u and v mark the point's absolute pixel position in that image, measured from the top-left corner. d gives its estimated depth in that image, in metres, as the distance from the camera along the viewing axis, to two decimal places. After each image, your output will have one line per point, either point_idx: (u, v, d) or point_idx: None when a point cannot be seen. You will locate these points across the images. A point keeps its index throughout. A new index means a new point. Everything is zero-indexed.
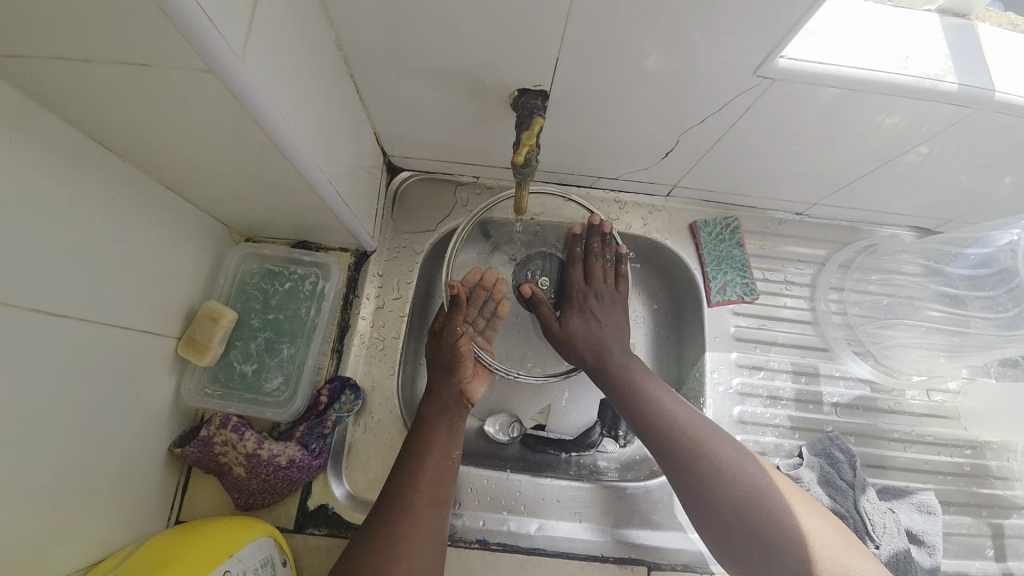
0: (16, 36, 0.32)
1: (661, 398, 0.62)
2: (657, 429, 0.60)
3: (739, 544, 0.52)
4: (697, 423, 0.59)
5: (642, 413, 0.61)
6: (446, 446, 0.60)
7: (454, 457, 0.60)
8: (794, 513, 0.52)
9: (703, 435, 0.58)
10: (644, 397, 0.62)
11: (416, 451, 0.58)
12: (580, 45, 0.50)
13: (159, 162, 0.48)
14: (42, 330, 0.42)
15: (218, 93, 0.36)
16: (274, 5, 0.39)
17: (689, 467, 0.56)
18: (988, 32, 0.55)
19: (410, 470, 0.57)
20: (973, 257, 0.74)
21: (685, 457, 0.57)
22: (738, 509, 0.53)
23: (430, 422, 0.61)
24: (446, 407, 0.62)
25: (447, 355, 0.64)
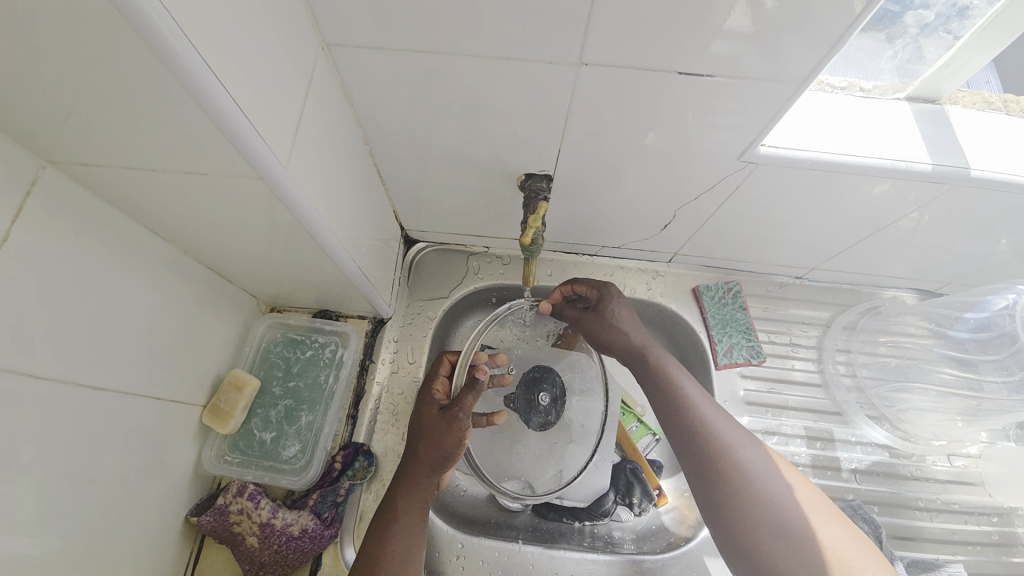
0: (101, 154, 0.38)
1: (695, 397, 0.60)
2: (690, 434, 0.57)
3: (745, 532, 0.52)
4: (728, 424, 0.58)
5: (673, 413, 0.59)
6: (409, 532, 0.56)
7: (417, 550, 0.56)
8: (811, 525, 0.51)
9: (733, 435, 0.57)
10: (668, 392, 0.60)
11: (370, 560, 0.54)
12: (579, 135, 0.56)
13: (201, 245, 0.53)
14: (84, 401, 0.46)
15: (262, 193, 0.42)
16: (314, 117, 0.46)
17: (712, 470, 0.55)
18: (957, 115, 0.60)
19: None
20: (973, 321, 0.76)
21: (710, 456, 0.56)
22: (744, 502, 0.53)
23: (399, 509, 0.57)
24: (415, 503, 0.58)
25: (447, 445, 0.58)
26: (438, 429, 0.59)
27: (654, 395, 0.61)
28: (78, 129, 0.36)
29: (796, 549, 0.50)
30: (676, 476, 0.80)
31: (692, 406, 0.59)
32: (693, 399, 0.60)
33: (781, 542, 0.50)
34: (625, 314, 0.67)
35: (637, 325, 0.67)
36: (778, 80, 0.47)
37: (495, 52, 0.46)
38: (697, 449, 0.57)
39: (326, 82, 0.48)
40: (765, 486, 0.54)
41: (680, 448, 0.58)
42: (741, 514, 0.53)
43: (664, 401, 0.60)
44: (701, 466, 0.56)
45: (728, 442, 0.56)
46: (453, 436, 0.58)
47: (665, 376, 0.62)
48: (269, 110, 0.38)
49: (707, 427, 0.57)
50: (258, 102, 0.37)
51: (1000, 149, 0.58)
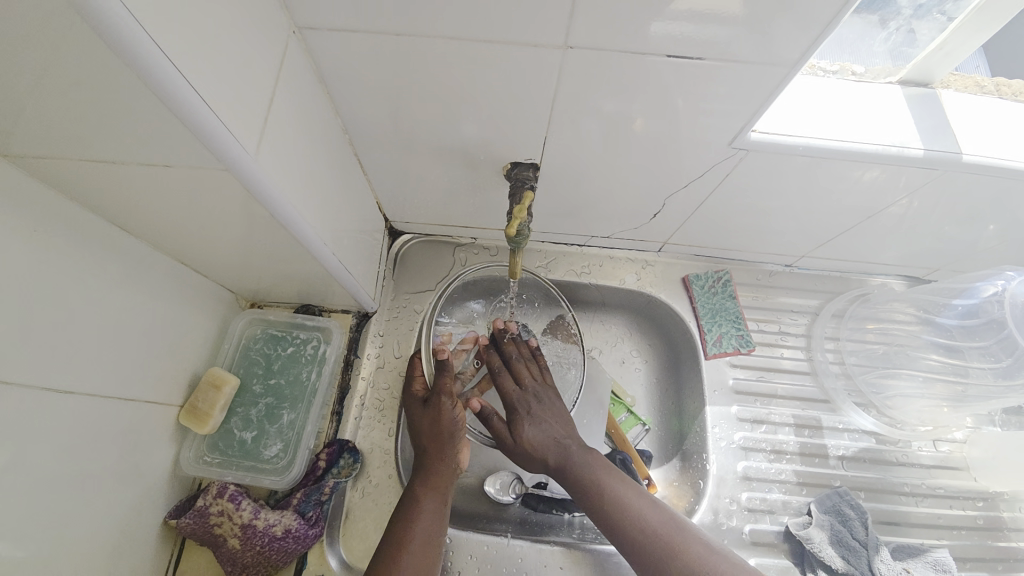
0: (54, 146, 0.36)
1: (631, 499, 0.61)
2: (632, 537, 0.59)
3: None
4: (665, 518, 0.60)
5: (610, 519, 0.60)
6: (431, 516, 0.57)
7: (441, 532, 0.57)
8: None
9: (671, 531, 0.59)
10: (601, 496, 0.61)
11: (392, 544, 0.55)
12: (566, 123, 0.54)
13: (173, 241, 0.51)
14: (51, 406, 0.44)
15: (231, 186, 0.39)
16: (286, 104, 0.43)
17: (661, 568, 0.57)
18: (949, 99, 0.59)
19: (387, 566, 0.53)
20: (961, 308, 0.75)
21: (657, 557, 0.57)
22: None
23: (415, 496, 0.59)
24: (431, 486, 0.59)
25: (444, 427, 0.62)
26: (430, 418, 0.63)
27: (586, 507, 0.62)
28: (26, 119, 0.33)
29: None
30: (665, 466, 0.78)
31: (629, 510, 0.60)
32: (630, 499, 0.61)
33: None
34: (528, 428, 0.66)
35: (561, 433, 0.66)
36: (769, 63, 0.46)
37: (478, 34, 0.44)
38: (642, 556, 0.58)
39: (298, 66, 0.45)
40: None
41: (626, 552, 0.59)
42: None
43: (602, 511, 0.61)
44: (650, 565, 0.57)
45: (670, 541, 0.58)
46: (445, 415, 0.62)
47: (598, 483, 0.62)
48: (236, 98, 0.36)
49: (646, 530, 0.59)
50: (221, 89, 0.34)
51: (991, 134, 0.58)
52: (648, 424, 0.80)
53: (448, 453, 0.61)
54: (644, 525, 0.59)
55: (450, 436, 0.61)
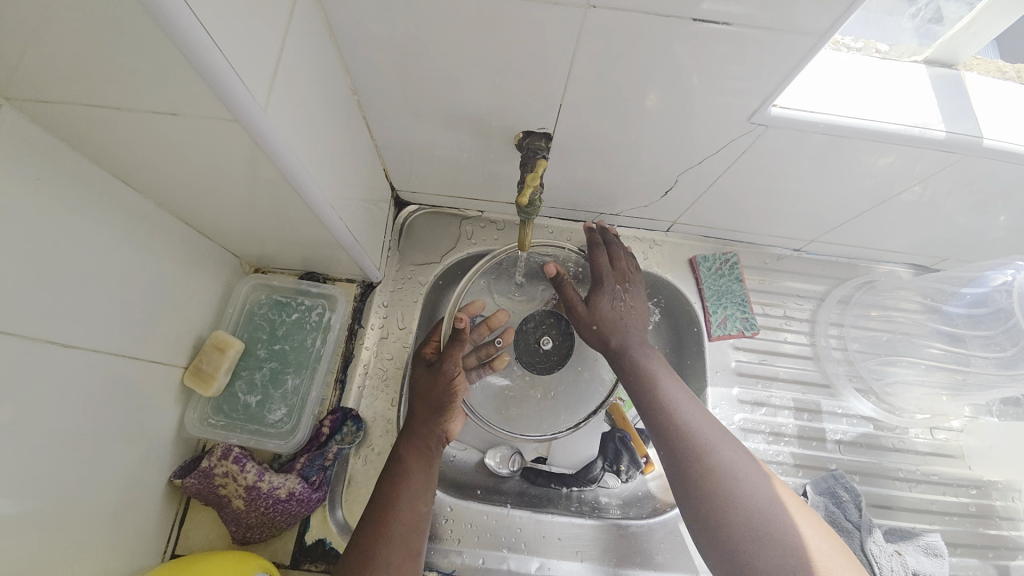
0: (56, 89, 0.34)
1: (681, 402, 0.59)
2: (664, 426, 0.58)
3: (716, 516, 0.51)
4: (704, 420, 0.58)
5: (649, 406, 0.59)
6: (420, 489, 0.57)
7: (429, 502, 0.57)
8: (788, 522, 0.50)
9: (711, 439, 0.56)
10: (646, 384, 0.61)
11: (377, 517, 0.54)
12: (581, 93, 0.53)
13: (177, 198, 0.50)
14: (55, 361, 0.43)
15: (240, 140, 0.38)
16: (297, 58, 0.42)
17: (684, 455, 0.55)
18: (973, 83, 0.57)
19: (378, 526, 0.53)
20: (970, 297, 0.75)
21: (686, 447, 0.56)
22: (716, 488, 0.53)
23: (406, 466, 0.57)
24: (421, 453, 0.58)
25: (441, 395, 0.60)
26: (428, 384, 0.61)
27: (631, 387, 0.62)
28: (29, 59, 0.32)
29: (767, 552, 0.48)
30: None
31: (674, 410, 0.58)
32: (672, 396, 0.60)
33: (751, 535, 0.49)
34: (643, 332, 0.67)
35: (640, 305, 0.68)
36: (796, 34, 0.44)
37: None
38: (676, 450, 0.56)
39: (308, 19, 0.43)
40: (737, 491, 0.52)
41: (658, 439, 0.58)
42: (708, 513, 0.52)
43: (646, 405, 0.60)
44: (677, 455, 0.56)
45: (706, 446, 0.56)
46: (444, 384, 0.60)
47: (647, 382, 0.61)
48: (246, 44, 0.34)
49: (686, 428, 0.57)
50: (232, 33, 0.33)
51: (1014, 120, 0.56)
52: None
53: (441, 423, 0.60)
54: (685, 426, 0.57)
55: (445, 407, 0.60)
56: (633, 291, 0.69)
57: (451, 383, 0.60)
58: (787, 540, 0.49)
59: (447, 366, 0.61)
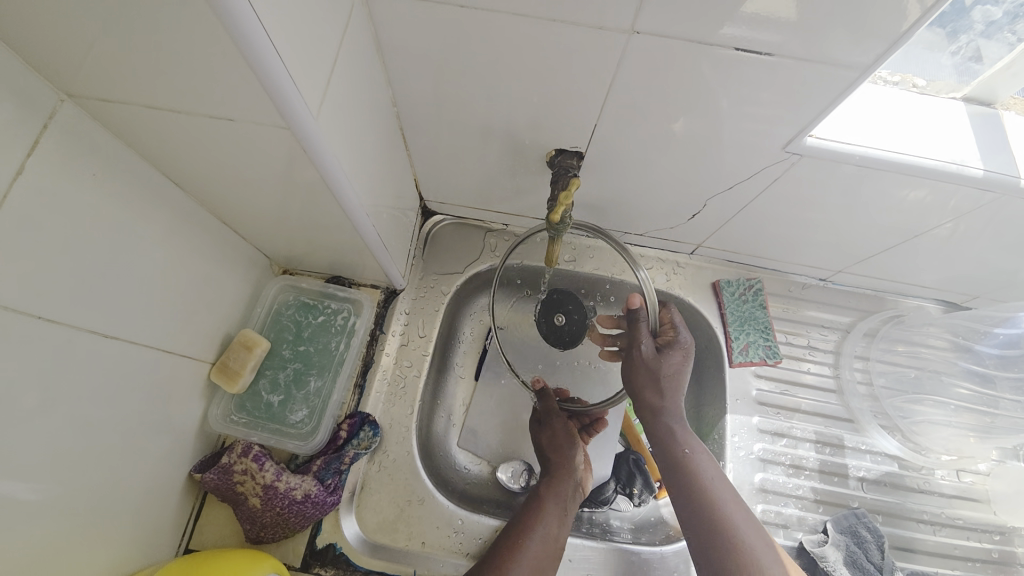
0: (121, 90, 0.36)
1: (705, 468, 0.64)
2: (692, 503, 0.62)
3: None
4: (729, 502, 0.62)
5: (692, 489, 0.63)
6: (558, 522, 0.63)
7: (560, 537, 0.62)
8: None
9: (729, 505, 0.62)
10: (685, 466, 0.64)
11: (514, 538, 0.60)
12: (616, 113, 0.54)
13: (219, 198, 0.52)
14: (91, 349, 0.45)
15: (288, 146, 0.40)
16: (347, 70, 0.43)
17: (708, 532, 0.60)
18: (1012, 122, 0.57)
19: (516, 542, 0.59)
20: (1002, 338, 0.75)
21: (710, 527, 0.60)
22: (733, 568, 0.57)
23: (541, 499, 0.65)
24: (560, 497, 0.66)
25: (563, 440, 0.71)
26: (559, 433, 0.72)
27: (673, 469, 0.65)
28: (101, 60, 0.34)
29: None
30: None
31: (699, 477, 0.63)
32: (711, 481, 0.64)
33: None
34: (664, 396, 0.67)
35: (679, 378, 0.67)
36: (838, 66, 0.44)
37: (542, 13, 0.43)
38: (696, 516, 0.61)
39: (360, 33, 0.45)
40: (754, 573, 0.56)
41: (685, 513, 0.62)
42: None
43: (674, 472, 0.65)
44: (698, 530, 0.61)
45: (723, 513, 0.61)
46: (562, 429, 0.72)
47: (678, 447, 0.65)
48: (303, 54, 0.36)
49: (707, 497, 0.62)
50: (293, 45, 0.34)
51: None
52: None
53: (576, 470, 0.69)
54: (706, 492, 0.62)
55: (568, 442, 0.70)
56: (682, 358, 0.67)
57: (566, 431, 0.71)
58: None
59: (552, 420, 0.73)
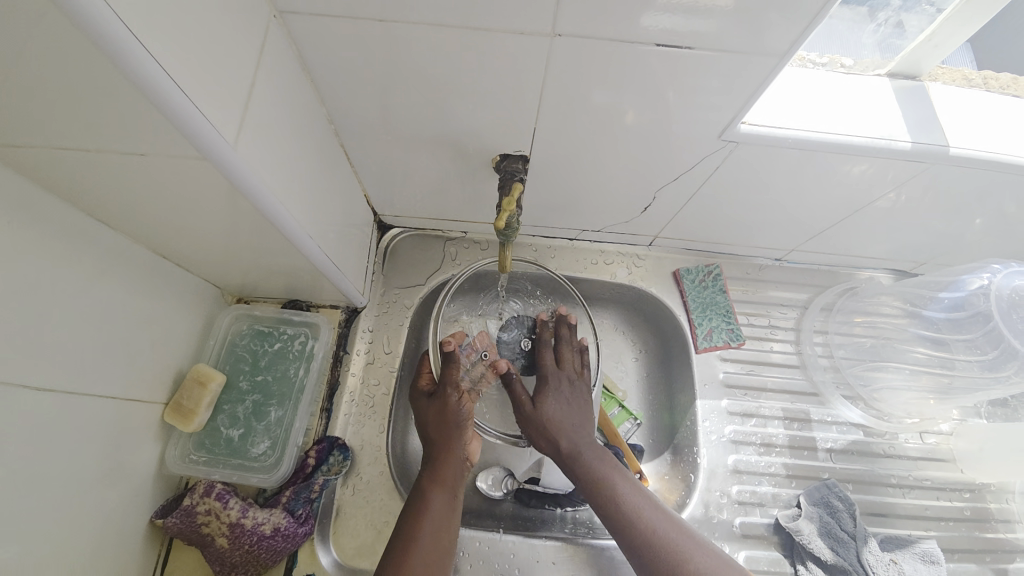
0: (23, 134, 0.34)
1: (630, 494, 0.60)
2: (630, 534, 0.58)
3: None
4: (662, 519, 0.58)
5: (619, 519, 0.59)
6: (444, 514, 0.58)
7: (451, 523, 0.58)
8: None
9: (662, 525, 0.58)
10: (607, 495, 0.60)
11: (404, 538, 0.55)
12: (555, 115, 0.54)
13: (154, 233, 0.50)
14: (29, 404, 0.43)
15: (215, 177, 0.39)
16: (268, 92, 0.42)
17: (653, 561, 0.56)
18: (937, 93, 0.59)
19: (404, 542, 0.55)
20: (948, 301, 0.73)
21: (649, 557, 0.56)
22: None
23: (426, 487, 0.59)
24: (441, 479, 0.60)
25: (450, 418, 0.62)
26: (434, 411, 0.63)
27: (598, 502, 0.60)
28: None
29: None
30: (656, 459, 0.78)
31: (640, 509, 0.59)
32: (632, 501, 0.59)
33: None
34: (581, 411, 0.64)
35: (572, 390, 0.65)
36: (758, 54, 0.45)
37: (466, 22, 0.43)
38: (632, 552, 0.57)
39: (281, 54, 0.44)
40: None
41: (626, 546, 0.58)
42: None
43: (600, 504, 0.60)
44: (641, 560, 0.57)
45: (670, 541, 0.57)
46: (450, 403, 0.63)
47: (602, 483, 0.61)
48: (213, 80, 0.35)
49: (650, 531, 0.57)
50: (201, 74, 0.33)
51: (979, 128, 0.58)
52: (639, 418, 0.80)
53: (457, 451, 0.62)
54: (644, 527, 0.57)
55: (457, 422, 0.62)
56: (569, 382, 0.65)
57: (454, 406, 0.62)
58: None
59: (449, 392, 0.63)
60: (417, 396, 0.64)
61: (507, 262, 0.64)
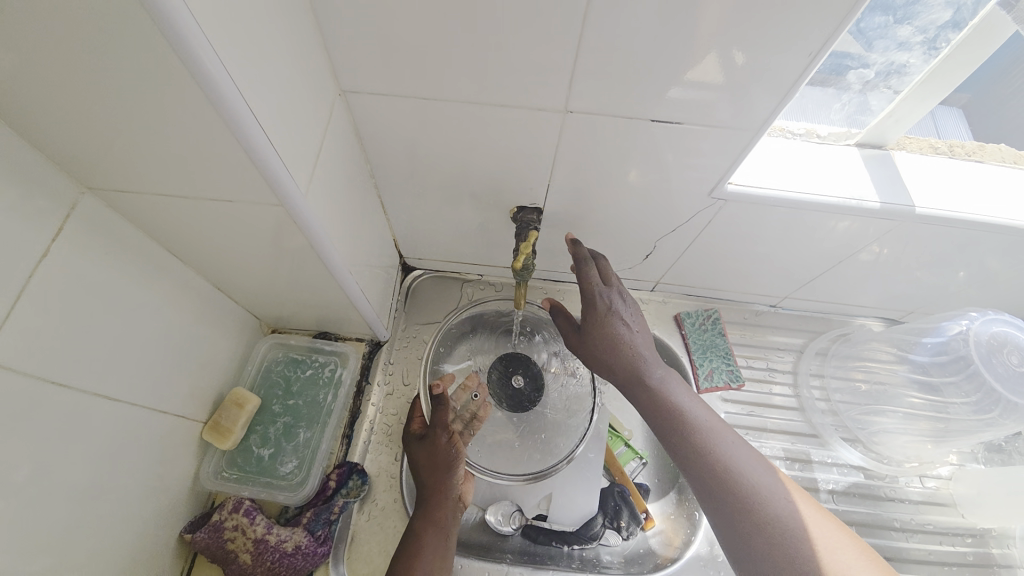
0: (134, 181, 0.42)
1: (689, 405, 0.58)
2: (684, 443, 0.56)
3: (749, 532, 0.51)
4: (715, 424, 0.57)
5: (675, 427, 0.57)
6: (438, 552, 0.60)
7: (445, 559, 0.61)
8: (789, 512, 0.51)
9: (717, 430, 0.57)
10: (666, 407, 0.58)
11: (402, 574, 0.57)
12: (566, 174, 0.62)
13: (215, 266, 0.57)
14: (96, 412, 0.48)
15: (283, 219, 0.46)
16: (329, 152, 0.51)
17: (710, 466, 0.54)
18: (902, 160, 0.67)
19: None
20: (931, 345, 0.77)
21: (702, 465, 0.54)
22: (742, 505, 0.52)
23: (421, 526, 0.62)
24: (434, 520, 0.62)
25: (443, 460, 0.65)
26: (427, 452, 0.66)
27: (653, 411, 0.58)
28: (120, 159, 0.40)
29: (786, 550, 0.49)
30: (663, 499, 0.81)
31: (719, 444, 0.55)
32: (690, 407, 0.58)
33: (770, 541, 0.50)
34: (637, 339, 0.60)
35: (643, 339, 0.61)
36: (738, 127, 0.54)
37: (493, 98, 0.52)
38: (689, 467, 0.56)
39: (340, 122, 0.53)
40: (757, 504, 0.52)
41: (679, 457, 0.56)
42: (747, 534, 0.51)
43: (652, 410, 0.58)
44: (695, 469, 0.55)
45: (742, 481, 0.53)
46: (443, 445, 0.65)
47: (680, 414, 0.57)
48: (294, 143, 0.43)
49: (725, 468, 0.54)
50: (286, 136, 0.42)
51: (944, 189, 0.65)
52: (645, 457, 0.83)
53: (450, 489, 0.64)
54: (717, 463, 0.54)
55: (450, 464, 0.64)
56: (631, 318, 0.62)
57: (447, 447, 0.65)
58: (809, 527, 0.50)
59: (441, 435, 0.66)
60: (408, 440, 0.68)
61: (519, 305, 0.70)
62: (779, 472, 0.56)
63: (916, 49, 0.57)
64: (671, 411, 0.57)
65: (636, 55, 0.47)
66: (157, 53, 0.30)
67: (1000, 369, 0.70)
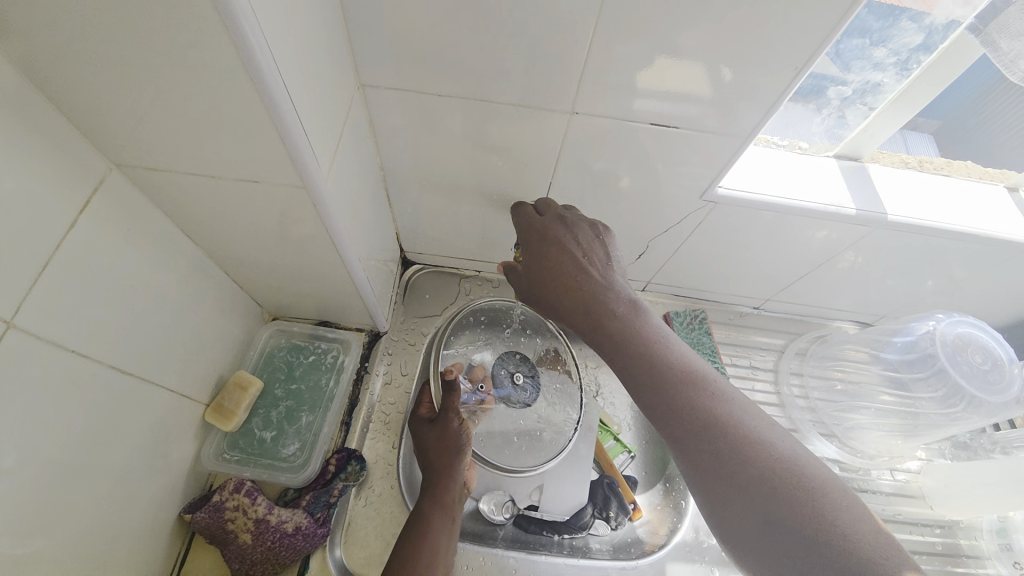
0: (162, 160, 0.44)
1: (657, 333, 0.56)
2: (649, 366, 0.53)
3: (713, 451, 0.46)
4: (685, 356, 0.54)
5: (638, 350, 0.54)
6: (445, 532, 0.62)
7: (451, 540, 0.62)
8: (762, 441, 0.46)
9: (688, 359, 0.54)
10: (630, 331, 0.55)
11: (410, 550, 0.58)
12: (567, 174, 0.66)
13: (227, 250, 0.59)
14: (109, 385, 0.49)
15: (303, 202, 0.48)
16: (347, 142, 0.53)
17: (678, 387, 0.51)
18: (876, 172, 0.72)
19: (410, 553, 0.58)
20: (901, 344, 0.83)
21: (669, 386, 0.51)
22: (708, 425, 0.48)
23: (427, 507, 0.63)
24: (440, 502, 0.64)
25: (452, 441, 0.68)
26: (437, 434, 0.69)
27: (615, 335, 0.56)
28: (152, 136, 0.41)
29: (753, 470, 0.44)
30: (650, 491, 0.83)
31: (697, 387, 0.50)
32: (659, 338, 0.55)
33: (741, 458, 0.45)
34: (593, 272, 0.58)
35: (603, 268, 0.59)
36: (729, 135, 0.58)
37: (504, 98, 0.55)
38: (653, 389, 0.52)
39: (357, 115, 0.56)
40: (729, 424, 0.47)
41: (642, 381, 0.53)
42: (711, 451, 0.46)
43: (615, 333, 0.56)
44: (660, 391, 0.51)
45: (735, 426, 0.47)
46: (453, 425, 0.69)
47: (653, 357, 0.53)
48: (319, 129, 0.45)
49: (712, 413, 0.48)
50: (313, 122, 0.44)
51: (914, 199, 0.70)
52: (633, 451, 0.86)
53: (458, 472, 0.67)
54: (705, 410, 0.48)
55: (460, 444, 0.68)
56: (594, 248, 0.60)
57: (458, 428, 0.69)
58: (784, 456, 0.45)
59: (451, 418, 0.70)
60: (417, 422, 0.71)
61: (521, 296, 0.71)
62: (770, 421, 0.49)
63: (889, 70, 0.62)
64: (638, 351, 0.54)
65: (640, 62, 0.51)
66: (210, 35, 0.33)
67: (964, 367, 0.75)
